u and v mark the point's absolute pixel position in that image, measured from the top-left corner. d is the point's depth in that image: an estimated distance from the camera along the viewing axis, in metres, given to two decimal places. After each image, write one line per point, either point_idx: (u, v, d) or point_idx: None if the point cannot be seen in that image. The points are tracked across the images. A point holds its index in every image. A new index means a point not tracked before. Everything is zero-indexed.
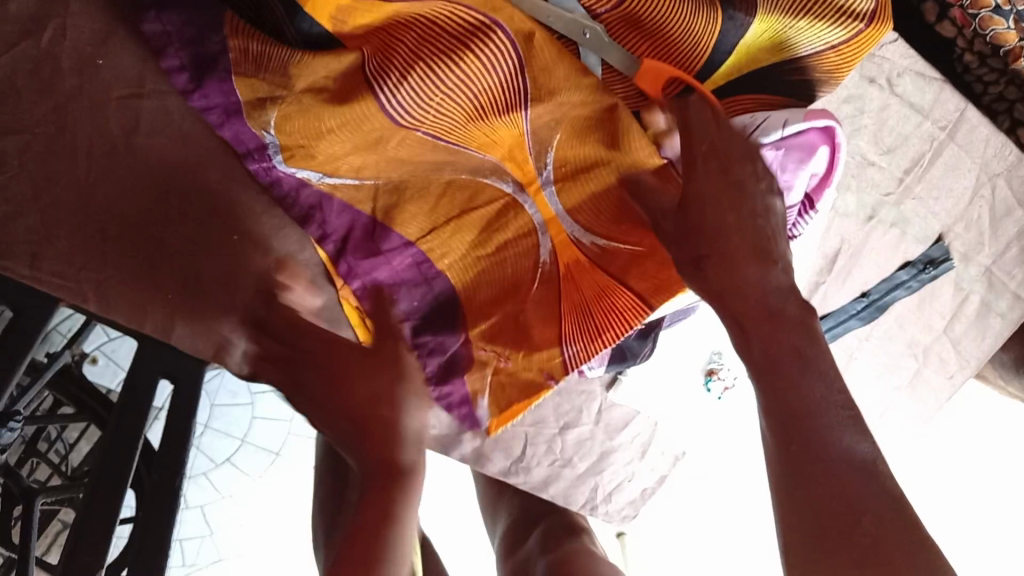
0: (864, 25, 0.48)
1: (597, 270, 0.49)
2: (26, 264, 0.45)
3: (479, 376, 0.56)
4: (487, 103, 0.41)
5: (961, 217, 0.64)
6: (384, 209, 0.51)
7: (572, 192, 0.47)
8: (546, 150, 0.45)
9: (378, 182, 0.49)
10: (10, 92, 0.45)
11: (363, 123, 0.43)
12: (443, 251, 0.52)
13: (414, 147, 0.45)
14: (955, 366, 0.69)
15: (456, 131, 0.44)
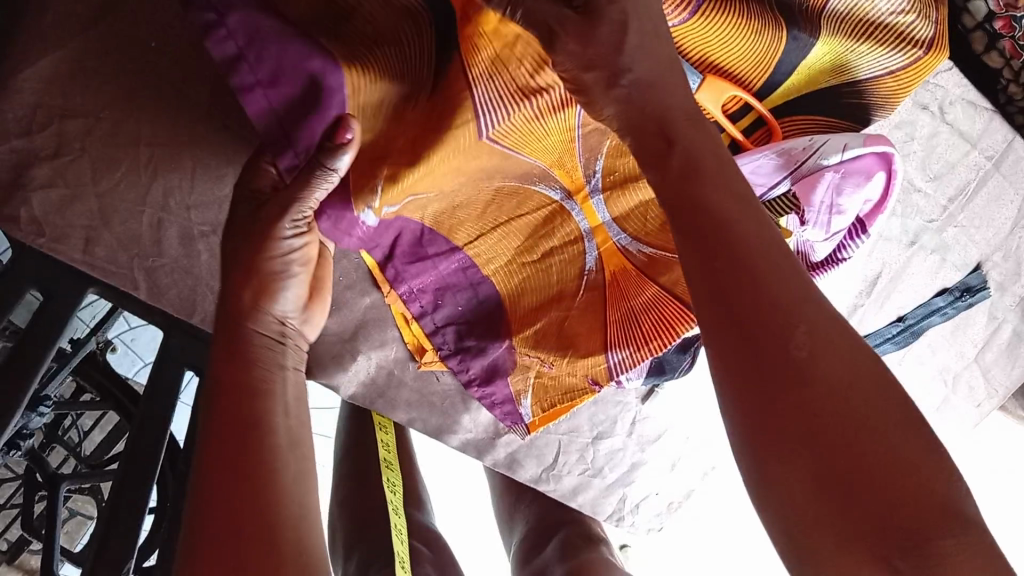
0: (924, 51, 0.49)
1: (646, 280, 0.49)
2: (78, 249, 0.46)
3: (523, 379, 0.56)
4: (551, 118, 0.41)
5: (1000, 246, 0.66)
6: (432, 214, 0.48)
7: (620, 200, 0.48)
8: (598, 159, 0.46)
9: (432, 196, 0.44)
10: (76, 76, 0.42)
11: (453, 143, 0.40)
12: (489, 256, 0.50)
13: (473, 160, 0.42)
14: (983, 395, 0.72)
15: (525, 146, 0.42)
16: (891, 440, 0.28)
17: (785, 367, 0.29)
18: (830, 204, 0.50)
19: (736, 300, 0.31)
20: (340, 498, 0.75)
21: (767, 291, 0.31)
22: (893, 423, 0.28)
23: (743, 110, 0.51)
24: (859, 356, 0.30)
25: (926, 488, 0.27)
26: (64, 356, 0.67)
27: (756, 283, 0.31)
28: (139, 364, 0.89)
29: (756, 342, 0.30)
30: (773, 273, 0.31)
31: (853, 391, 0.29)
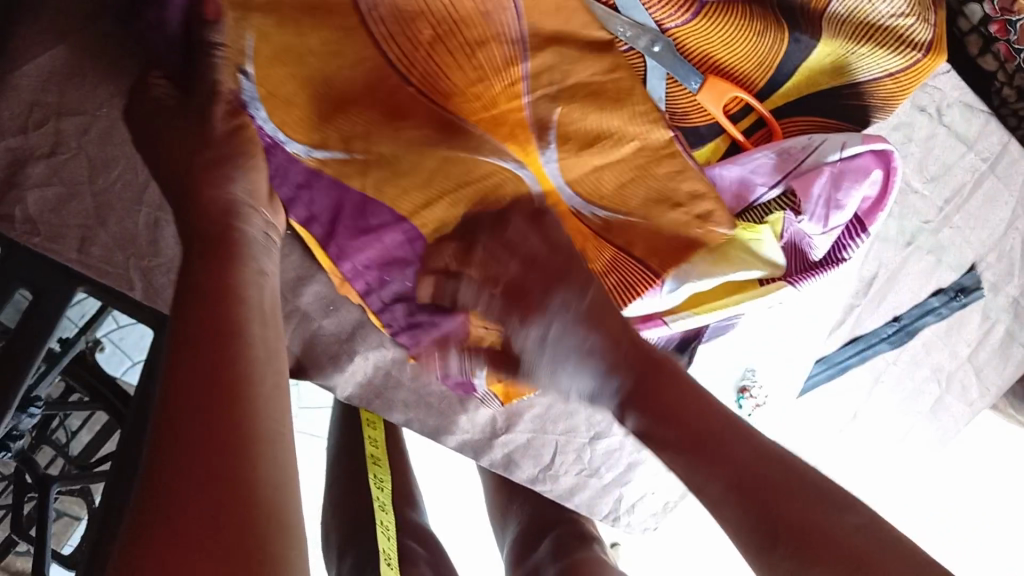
0: (922, 54, 0.49)
1: (604, 243, 0.47)
2: (74, 249, 0.45)
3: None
4: (484, 58, 0.42)
5: (995, 247, 0.67)
6: (380, 181, 0.42)
7: (574, 167, 0.46)
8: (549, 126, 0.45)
9: (367, 155, 0.43)
10: (76, 76, 0.42)
11: (347, 47, 0.40)
12: None
13: (390, 106, 0.41)
14: (976, 393, 0.73)
15: (449, 95, 0.42)
16: (855, 538, 0.32)
17: (715, 450, 0.36)
18: (829, 200, 0.50)
19: (673, 418, 0.38)
20: (334, 499, 0.74)
21: (702, 410, 0.38)
22: (831, 515, 0.33)
23: (744, 111, 0.51)
24: (762, 446, 0.36)
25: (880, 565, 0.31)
26: (53, 356, 0.66)
27: (693, 404, 0.38)
28: (126, 363, 0.88)
29: (699, 449, 0.37)
30: (696, 401, 0.38)
31: (766, 465, 0.35)
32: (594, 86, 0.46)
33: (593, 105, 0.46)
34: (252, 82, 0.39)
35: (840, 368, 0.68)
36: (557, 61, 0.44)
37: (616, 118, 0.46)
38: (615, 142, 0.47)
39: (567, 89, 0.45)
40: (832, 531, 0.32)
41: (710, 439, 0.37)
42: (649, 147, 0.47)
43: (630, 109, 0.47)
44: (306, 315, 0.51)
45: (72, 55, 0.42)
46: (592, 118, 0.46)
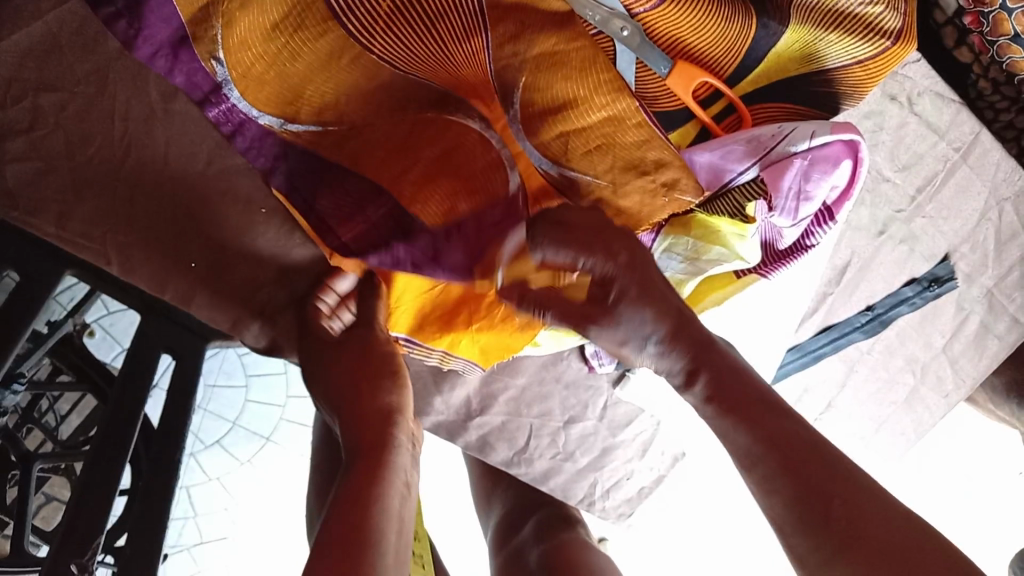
0: (892, 42, 0.49)
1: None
2: (52, 224, 0.46)
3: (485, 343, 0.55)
4: (445, 30, 0.43)
5: (969, 237, 0.68)
6: (355, 154, 0.48)
7: (541, 134, 0.47)
8: (512, 92, 0.45)
9: (343, 126, 0.47)
10: (52, 51, 0.43)
11: (308, 19, 0.42)
12: (417, 198, 0.50)
13: (361, 71, 0.45)
14: (951, 385, 0.75)
15: (417, 62, 0.45)
16: (884, 517, 0.36)
17: (770, 430, 0.40)
18: (798, 189, 0.50)
19: (735, 396, 0.42)
20: (318, 481, 0.74)
21: (762, 398, 0.42)
22: (869, 499, 0.37)
23: (714, 96, 0.52)
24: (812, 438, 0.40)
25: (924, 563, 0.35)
26: (40, 337, 0.68)
27: (749, 397, 0.42)
28: (116, 349, 0.89)
29: (759, 432, 0.40)
30: (760, 394, 0.42)
31: (814, 448, 0.39)
32: (556, 56, 0.42)
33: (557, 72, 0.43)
34: (224, 66, 0.43)
35: (812, 356, 0.70)
36: (519, 31, 0.42)
37: (584, 88, 0.43)
38: (582, 111, 0.44)
39: (530, 60, 0.43)
40: (870, 517, 0.36)
41: (763, 420, 0.41)
42: (614, 123, 0.44)
43: (596, 79, 0.42)
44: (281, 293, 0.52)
45: (47, 33, 0.42)
46: (559, 85, 0.43)
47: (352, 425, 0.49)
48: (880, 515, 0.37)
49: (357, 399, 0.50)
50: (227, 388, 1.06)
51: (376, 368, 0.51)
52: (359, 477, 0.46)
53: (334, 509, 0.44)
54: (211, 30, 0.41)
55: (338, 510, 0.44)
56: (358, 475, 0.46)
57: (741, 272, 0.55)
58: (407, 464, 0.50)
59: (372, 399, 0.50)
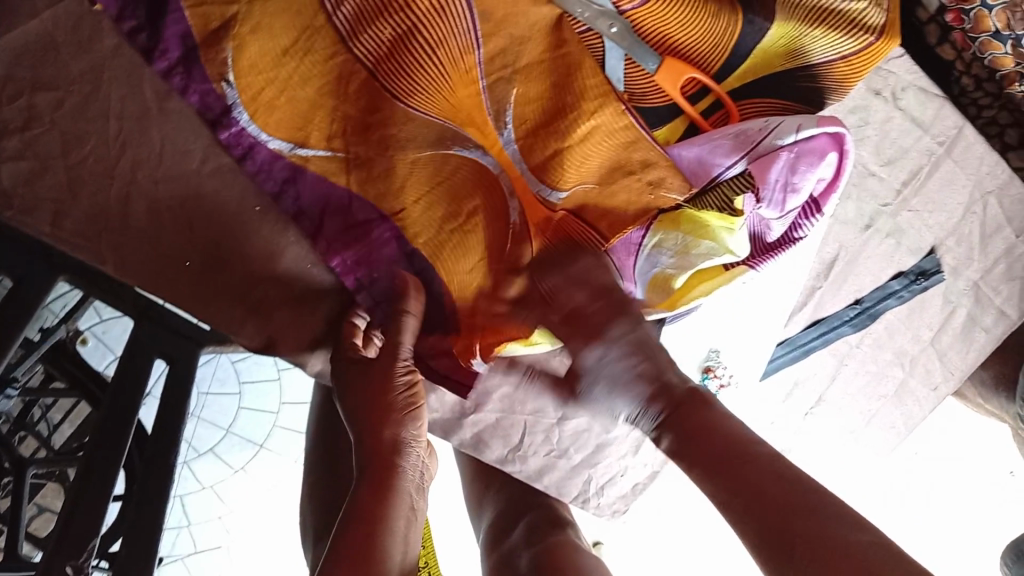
0: (875, 37, 0.51)
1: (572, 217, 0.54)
2: (47, 223, 0.46)
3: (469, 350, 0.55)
4: (444, 55, 0.46)
5: (954, 231, 0.70)
6: (360, 180, 0.50)
7: (532, 148, 0.51)
8: (505, 109, 0.50)
9: (349, 154, 0.49)
10: (48, 49, 0.43)
11: (315, 45, 0.46)
12: (418, 229, 0.52)
13: (365, 99, 0.48)
14: (939, 377, 0.76)
15: (418, 90, 0.47)
16: (862, 547, 0.38)
17: (738, 464, 0.45)
18: (786, 183, 0.51)
19: (718, 453, 0.46)
20: (312, 482, 0.74)
21: (744, 455, 0.45)
22: (848, 528, 0.39)
23: (700, 93, 0.53)
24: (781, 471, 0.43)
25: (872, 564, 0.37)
26: (32, 344, 0.68)
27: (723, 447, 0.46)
28: (109, 357, 0.89)
29: (743, 491, 0.43)
30: (754, 456, 0.45)
31: (781, 477, 0.43)
32: (545, 63, 0.49)
33: (548, 80, 0.49)
34: (234, 88, 0.45)
35: (804, 350, 0.70)
36: (508, 44, 0.48)
37: (570, 95, 0.49)
38: (572, 118, 0.50)
39: (519, 71, 0.49)
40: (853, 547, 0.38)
41: (733, 464, 0.45)
42: (600, 128, 0.50)
43: (581, 84, 0.49)
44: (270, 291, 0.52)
45: (43, 31, 0.42)
46: (544, 94, 0.50)
47: (364, 443, 0.54)
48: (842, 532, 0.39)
49: (371, 426, 0.54)
50: (220, 395, 1.06)
51: (389, 410, 0.54)
52: (374, 502, 0.51)
53: (345, 522, 0.50)
54: (224, 49, 0.44)
55: (352, 520, 0.50)
56: (371, 490, 0.52)
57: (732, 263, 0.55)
58: (413, 486, 0.55)
59: (389, 425, 0.54)
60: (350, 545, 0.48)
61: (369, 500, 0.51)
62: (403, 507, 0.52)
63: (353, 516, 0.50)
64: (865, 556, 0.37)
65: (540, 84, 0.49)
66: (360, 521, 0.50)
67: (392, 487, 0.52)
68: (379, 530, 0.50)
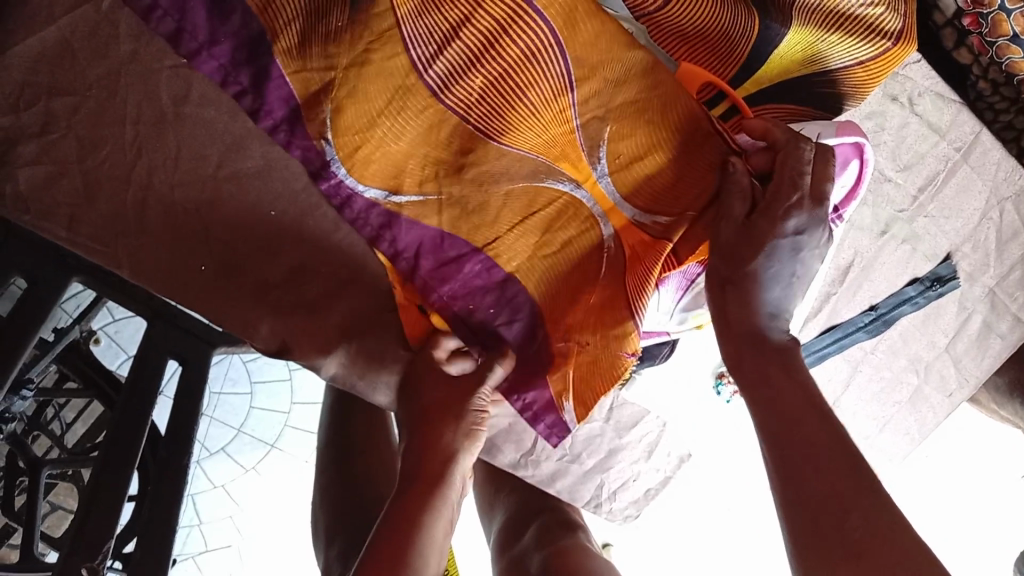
0: (893, 43, 0.51)
1: (662, 243, 0.51)
2: (62, 227, 0.46)
3: (561, 379, 0.57)
4: (536, 98, 0.43)
5: (970, 237, 0.69)
6: (452, 219, 0.51)
7: (626, 178, 0.48)
8: (598, 145, 0.46)
9: (442, 195, 0.50)
10: (65, 55, 0.43)
11: (410, 103, 0.44)
12: (510, 256, 0.53)
13: (458, 142, 0.46)
14: (955, 383, 0.75)
15: (505, 130, 0.45)
16: (881, 544, 0.39)
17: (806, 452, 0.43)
18: None
19: (780, 418, 0.45)
20: (321, 489, 0.74)
21: (805, 432, 0.44)
22: (878, 516, 0.40)
23: (717, 99, 0.51)
24: (843, 453, 0.42)
25: (887, 553, 0.38)
26: (46, 344, 0.68)
27: (799, 439, 0.44)
28: (121, 357, 0.90)
29: (798, 472, 0.43)
30: (813, 424, 0.44)
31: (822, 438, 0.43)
32: (639, 102, 0.44)
33: (639, 117, 0.45)
34: (332, 144, 0.47)
35: (819, 356, 0.70)
36: (603, 86, 0.43)
37: (663, 130, 0.45)
38: (660, 153, 0.46)
39: (612, 109, 0.45)
40: (881, 536, 0.39)
41: (783, 398, 0.46)
42: (690, 148, 0.46)
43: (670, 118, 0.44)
44: (287, 295, 0.53)
45: (61, 36, 0.43)
46: (640, 132, 0.45)
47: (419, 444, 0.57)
48: (859, 513, 0.40)
49: (426, 430, 0.56)
50: (232, 395, 1.06)
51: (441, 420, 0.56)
52: (412, 510, 0.54)
53: (383, 530, 0.53)
54: (322, 111, 0.45)
55: (388, 526, 0.53)
56: (410, 498, 0.55)
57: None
58: (459, 491, 0.57)
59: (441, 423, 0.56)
60: (382, 553, 0.52)
61: (409, 503, 0.54)
62: (442, 516, 0.55)
63: (391, 520, 0.53)
64: (889, 558, 0.38)
65: (633, 118, 0.45)
66: (396, 528, 0.53)
67: (434, 491, 0.55)
68: (416, 537, 0.53)
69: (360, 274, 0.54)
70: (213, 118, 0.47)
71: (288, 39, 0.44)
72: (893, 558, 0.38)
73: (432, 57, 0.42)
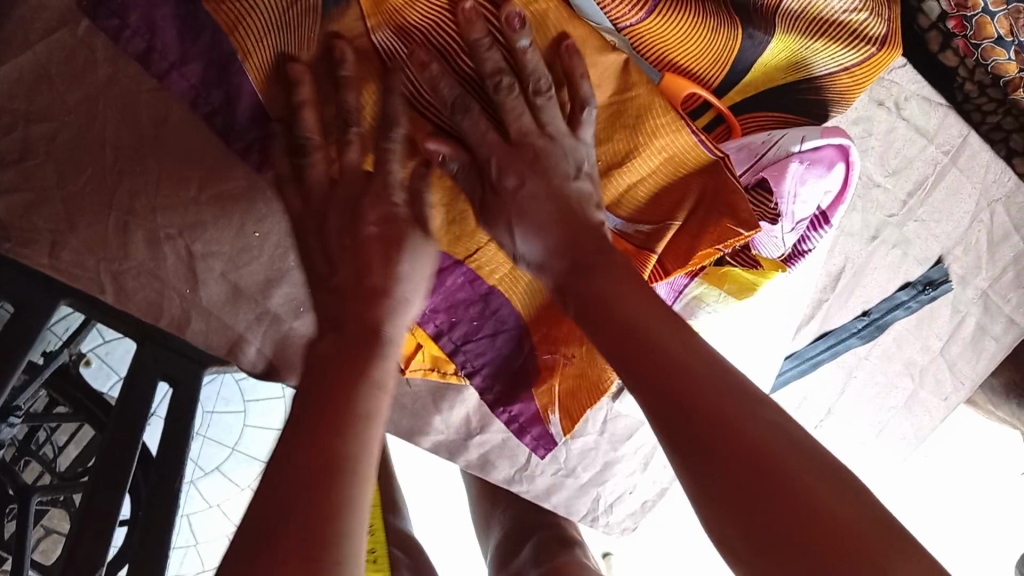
0: (876, 48, 0.51)
1: (645, 253, 0.51)
2: (45, 254, 0.46)
3: (548, 391, 0.57)
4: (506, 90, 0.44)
5: (961, 240, 0.70)
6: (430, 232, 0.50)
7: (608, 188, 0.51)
8: None
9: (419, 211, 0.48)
10: (42, 82, 0.43)
11: (384, 112, 0.45)
12: (491, 266, 0.52)
13: (431, 151, 0.46)
14: (949, 387, 0.76)
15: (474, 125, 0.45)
16: (796, 466, 0.35)
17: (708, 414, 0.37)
18: (795, 193, 0.51)
19: (706, 421, 0.37)
20: None
21: (734, 428, 0.37)
22: (838, 497, 0.34)
23: (701, 109, 0.52)
24: (738, 394, 0.38)
25: (803, 475, 0.35)
26: (35, 369, 0.67)
27: (735, 438, 0.36)
28: (113, 378, 0.89)
29: (710, 440, 0.37)
30: (702, 375, 0.39)
31: (723, 389, 0.38)
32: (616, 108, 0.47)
33: (615, 122, 0.48)
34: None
35: (812, 363, 0.69)
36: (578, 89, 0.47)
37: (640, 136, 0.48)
38: (641, 157, 0.49)
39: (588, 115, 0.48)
40: (845, 523, 0.33)
41: (660, 362, 0.40)
42: (672, 154, 0.48)
43: (652, 125, 0.47)
44: (277, 316, 0.52)
45: (36, 63, 0.42)
46: (619, 136, 0.48)
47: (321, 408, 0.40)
48: (767, 438, 0.36)
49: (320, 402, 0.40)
50: (225, 414, 1.05)
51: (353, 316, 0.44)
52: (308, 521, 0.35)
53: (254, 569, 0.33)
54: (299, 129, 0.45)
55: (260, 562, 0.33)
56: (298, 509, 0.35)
57: (751, 265, 0.51)
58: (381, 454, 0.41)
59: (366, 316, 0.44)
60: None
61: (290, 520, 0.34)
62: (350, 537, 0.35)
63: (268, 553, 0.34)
64: (806, 478, 0.35)
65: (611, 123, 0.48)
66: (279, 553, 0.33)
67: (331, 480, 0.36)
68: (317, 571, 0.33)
69: None
70: (194, 141, 0.46)
71: (259, 58, 0.42)
72: (814, 478, 0.35)
73: (402, 64, 0.43)
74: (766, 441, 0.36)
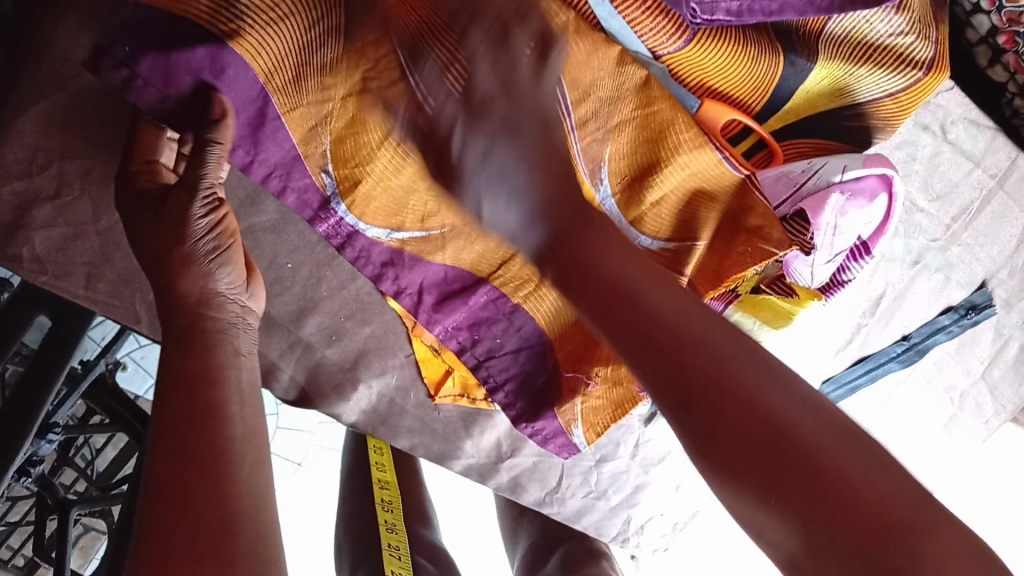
0: (923, 72, 0.49)
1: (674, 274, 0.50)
2: (80, 286, 0.46)
3: (571, 409, 0.57)
4: None
5: (1006, 263, 0.69)
6: (455, 251, 0.50)
7: None
8: None
9: (445, 229, 0.48)
10: (76, 120, 0.42)
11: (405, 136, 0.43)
12: (518, 285, 0.52)
13: None
14: (990, 411, 0.77)
15: None
16: (803, 420, 0.32)
17: (704, 372, 0.33)
18: (835, 225, 0.49)
19: None
20: (347, 516, 0.72)
21: (739, 394, 0.32)
22: (863, 466, 0.30)
23: (742, 134, 0.50)
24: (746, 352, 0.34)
25: (804, 431, 0.31)
26: (75, 380, 0.67)
27: (737, 423, 0.32)
28: (148, 382, 0.91)
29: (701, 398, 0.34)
30: (708, 338, 0.34)
31: None
32: (646, 120, 0.45)
33: (639, 136, 0.46)
34: (332, 177, 0.44)
35: (850, 388, 0.69)
36: (601, 107, 0.44)
37: (663, 150, 0.46)
38: (665, 171, 0.47)
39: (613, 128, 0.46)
40: (873, 492, 0.30)
41: None
42: (697, 170, 0.47)
43: (675, 139, 0.46)
44: (309, 344, 0.52)
45: (70, 101, 0.41)
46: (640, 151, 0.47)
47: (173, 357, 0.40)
48: (769, 389, 0.33)
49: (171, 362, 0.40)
50: None
51: (188, 337, 0.40)
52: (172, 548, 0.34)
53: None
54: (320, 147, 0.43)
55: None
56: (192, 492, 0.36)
57: (787, 294, 0.51)
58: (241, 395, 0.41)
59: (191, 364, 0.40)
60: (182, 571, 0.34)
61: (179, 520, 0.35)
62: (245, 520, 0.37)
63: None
64: (808, 428, 0.31)
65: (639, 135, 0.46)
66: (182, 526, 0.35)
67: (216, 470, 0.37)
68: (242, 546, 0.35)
69: (384, 321, 0.53)
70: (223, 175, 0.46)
71: (282, 76, 0.40)
72: (822, 431, 0.31)
73: None
74: (769, 395, 0.32)
